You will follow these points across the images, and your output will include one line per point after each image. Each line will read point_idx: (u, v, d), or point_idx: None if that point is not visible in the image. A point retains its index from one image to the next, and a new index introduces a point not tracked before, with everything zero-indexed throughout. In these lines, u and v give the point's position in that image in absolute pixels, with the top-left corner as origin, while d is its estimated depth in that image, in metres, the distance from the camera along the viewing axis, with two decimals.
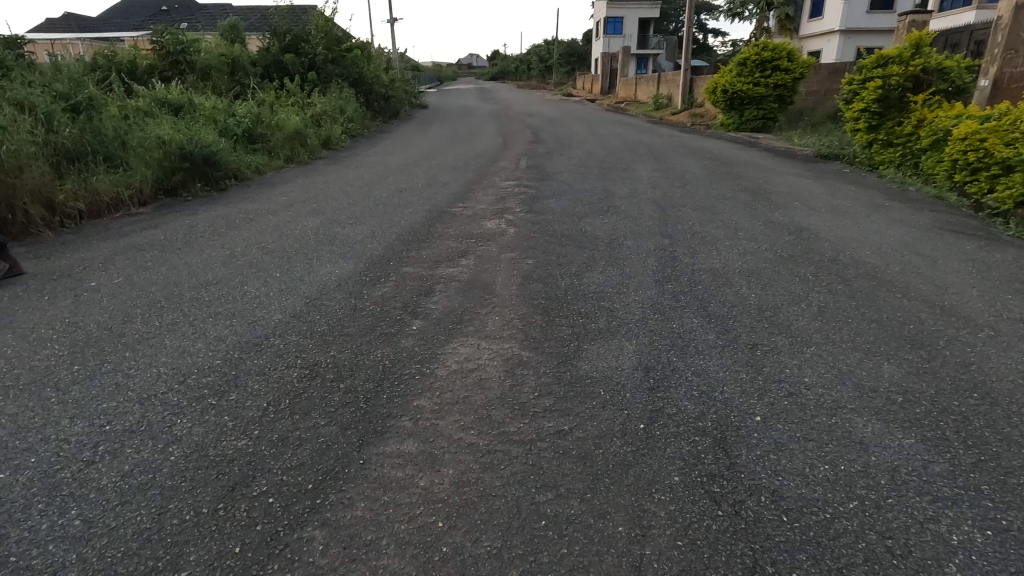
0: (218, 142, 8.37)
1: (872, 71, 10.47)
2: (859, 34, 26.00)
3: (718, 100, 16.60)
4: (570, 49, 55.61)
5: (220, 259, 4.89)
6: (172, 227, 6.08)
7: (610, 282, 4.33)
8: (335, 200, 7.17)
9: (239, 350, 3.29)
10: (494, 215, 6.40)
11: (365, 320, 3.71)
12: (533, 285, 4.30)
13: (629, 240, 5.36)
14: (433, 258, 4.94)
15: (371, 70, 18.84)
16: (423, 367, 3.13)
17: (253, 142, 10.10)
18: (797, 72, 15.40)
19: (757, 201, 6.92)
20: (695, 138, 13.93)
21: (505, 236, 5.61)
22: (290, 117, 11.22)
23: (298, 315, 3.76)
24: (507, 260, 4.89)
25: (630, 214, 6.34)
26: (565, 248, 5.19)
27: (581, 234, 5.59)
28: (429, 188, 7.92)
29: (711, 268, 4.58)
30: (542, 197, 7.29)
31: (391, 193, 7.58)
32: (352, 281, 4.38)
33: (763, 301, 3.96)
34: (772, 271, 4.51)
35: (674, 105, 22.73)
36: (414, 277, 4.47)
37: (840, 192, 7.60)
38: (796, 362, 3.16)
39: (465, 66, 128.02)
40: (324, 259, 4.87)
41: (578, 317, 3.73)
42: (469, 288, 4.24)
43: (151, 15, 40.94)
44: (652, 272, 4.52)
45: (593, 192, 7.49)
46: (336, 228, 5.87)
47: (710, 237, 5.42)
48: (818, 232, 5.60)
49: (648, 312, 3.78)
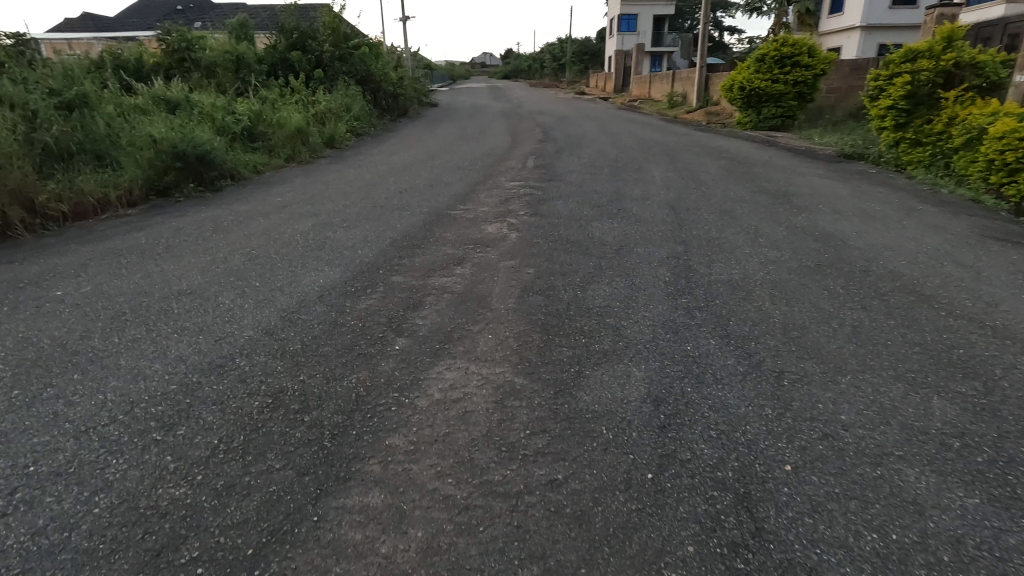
0: (213, 140, 8.09)
1: (900, 66, 9.91)
2: (881, 30, 25.24)
3: (735, 98, 16.07)
4: (583, 48, 55.10)
5: (199, 266, 4.57)
6: (158, 229, 5.79)
7: (617, 295, 3.93)
8: (331, 202, 6.84)
9: (198, 373, 2.95)
10: (496, 218, 6.02)
11: (343, 338, 3.35)
12: (533, 297, 3.92)
13: (639, 247, 4.95)
14: (427, 266, 4.58)
15: (380, 66, 18.55)
16: (401, 396, 2.76)
17: (253, 140, 9.81)
18: (818, 68, 14.88)
19: (779, 204, 6.47)
20: (711, 137, 13.43)
21: (506, 241, 5.23)
22: (292, 115, 10.94)
23: (272, 331, 3.42)
24: (506, 269, 4.51)
25: (642, 217, 5.93)
26: (570, 255, 4.79)
27: (588, 240, 5.19)
28: (431, 189, 7.56)
29: (730, 280, 4.16)
30: (548, 199, 6.90)
31: (390, 194, 7.23)
32: (336, 292, 4.03)
33: (789, 318, 3.54)
34: (798, 284, 4.08)
35: (689, 103, 22.17)
36: (403, 287, 4.11)
37: (867, 194, 7.12)
38: (831, 395, 2.74)
39: (478, 65, 127.75)
40: (309, 266, 4.53)
41: (579, 337, 3.34)
42: (463, 301, 3.86)
43: (166, 14, 41.13)
44: (664, 283, 4.12)
45: (603, 194, 7.06)
46: (327, 232, 5.53)
47: (728, 244, 4.99)
48: (846, 239, 5.15)
49: (659, 332, 3.38)
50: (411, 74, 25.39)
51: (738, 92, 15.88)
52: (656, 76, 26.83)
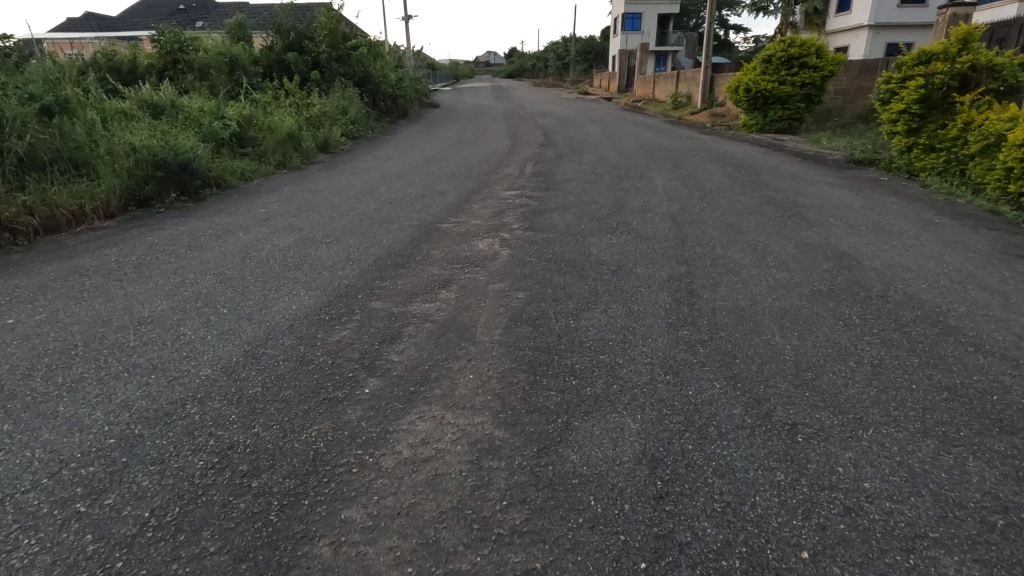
0: (198, 146, 7.80)
1: (913, 69, 9.54)
2: (889, 30, 24.80)
3: (741, 100, 15.71)
4: (587, 47, 54.75)
5: (167, 289, 4.29)
6: (132, 244, 5.51)
7: (612, 325, 3.61)
8: (317, 213, 6.54)
9: (141, 423, 2.65)
10: (488, 233, 5.71)
11: (309, 378, 3.04)
12: (521, 328, 3.60)
13: (639, 267, 4.63)
14: (410, 289, 4.28)
15: (379, 67, 18.26)
16: (364, 454, 2.45)
17: (243, 146, 9.53)
18: (826, 69, 14.49)
19: (787, 217, 6.13)
20: (716, 141, 13.08)
21: (496, 259, 4.92)
22: (284, 119, 10.65)
23: (232, 370, 3.11)
24: (494, 293, 4.20)
25: (642, 232, 5.60)
26: (563, 277, 4.47)
27: (584, 259, 4.87)
28: (423, 199, 7.25)
29: (736, 308, 3.83)
30: (544, 210, 6.59)
31: (379, 204, 6.93)
32: (308, 320, 3.72)
33: (801, 356, 3.21)
34: (809, 313, 3.75)
35: (693, 104, 21.79)
36: (382, 315, 3.81)
37: (880, 205, 6.77)
38: (851, 455, 2.41)
39: (483, 64, 127.61)
40: (283, 290, 4.23)
41: (568, 378, 3.02)
42: (444, 333, 3.55)
43: (168, 14, 40.94)
44: (664, 311, 3.80)
45: (602, 205, 6.74)
46: (308, 248, 5.24)
47: (733, 264, 4.66)
48: (860, 258, 4.82)
49: (657, 372, 3.06)
50: (412, 74, 25.10)
51: (744, 94, 15.53)
52: (660, 76, 26.44)
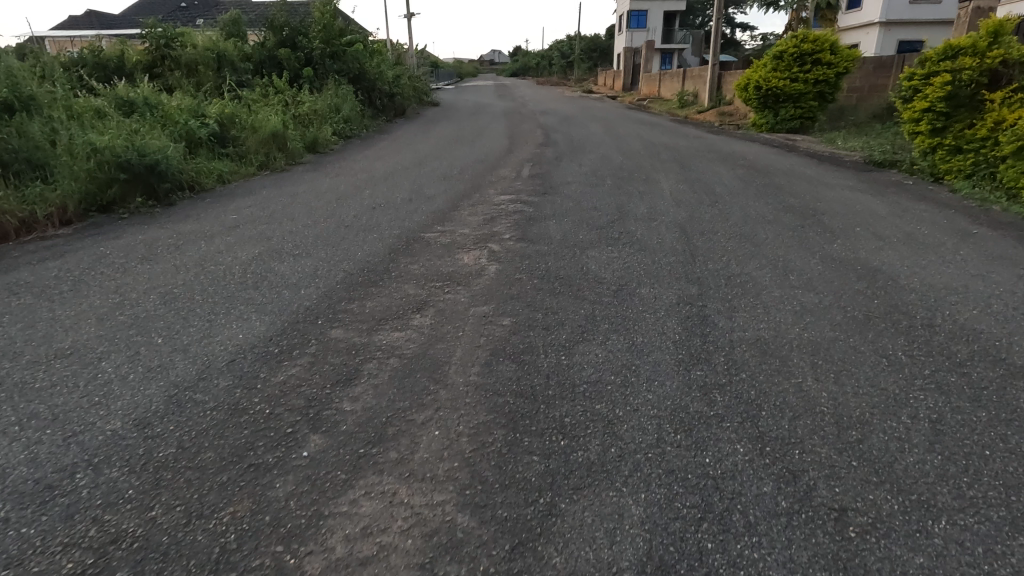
0: (169, 146, 7.26)
1: (938, 65, 8.89)
2: (901, 26, 24.07)
3: (751, 98, 15.08)
4: (593, 45, 54.08)
5: (101, 312, 3.73)
6: (80, 256, 4.95)
7: (611, 363, 3.04)
8: (290, 220, 5.98)
9: (11, 503, 2.10)
10: (476, 243, 5.15)
11: (236, 436, 2.47)
12: (503, 366, 3.03)
13: (642, 286, 4.06)
14: (379, 313, 3.71)
15: (375, 65, 17.67)
16: (286, 554, 1.89)
17: (223, 145, 8.98)
18: (840, 66, 13.82)
19: (807, 227, 5.53)
20: (724, 141, 12.46)
21: (482, 277, 4.35)
22: (269, 116, 10.11)
23: (146, 423, 2.55)
24: (475, 319, 3.63)
25: (647, 244, 5.02)
26: (556, 299, 3.90)
27: (581, 276, 4.30)
28: (409, 204, 6.69)
29: (757, 341, 3.25)
30: (539, 218, 6.01)
31: (361, 210, 6.36)
32: (252, 354, 3.15)
33: (841, 407, 2.63)
34: (845, 349, 3.16)
35: (700, 102, 21.15)
36: (342, 347, 3.25)
37: (909, 212, 6.16)
38: (924, 562, 1.83)
39: (487, 62, 127.03)
40: (234, 315, 3.67)
41: (556, 438, 2.45)
42: (411, 373, 2.99)
43: (170, 11, 40.46)
44: (674, 345, 3.22)
45: (603, 213, 6.15)
46: (273, 262, 4.68)
47: (751, 284, 4.08)
48: (895, 276, 4.23)
49: (666, 430, 2.48)
50: (412, 72, 24.49)
51: (754, 93, 14.90)
52: (666, 74, 25.72)
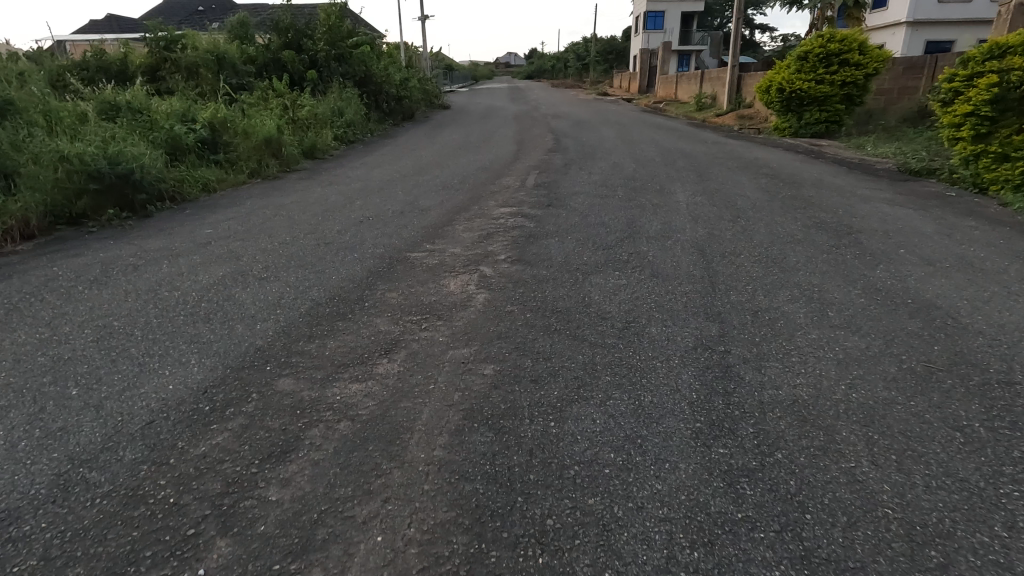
0: (148, 153, 6.81)
1: (983, 65, 8.11)
2: (929, 26, 23.06)
3: (773, 101, 14.34)
4: (609, 47, 53.39)
5: (22, 351, 3.22)
6: (28, 277, 4.47)
7: (612, 436, 2.44)
8: (268, 236, 5.46)
9: None
10: (467, 265, 4.59)
11: (121, 541, 1.91)
12: (477, 437, 2.45)
13: (653, 325, 3.46)
14: (339, 357, 3.15)
15: (382, 68, 17.23)
16: None
17: (212, 151, 8.54)
18: (870, 67, 13.01)
19: (844, 248, 4.87)
20: (745, 146, 11.76)
21: (468, 308, 3.79)
22: (264, 120, 9.67)
23: (14, 518, 2.01)
24: (451, 366, 3.05)
25: (659, 269, 4.42)
26: (550, 339, 3.31)
27: (582, 309, 3.72)
28: (400, 217, 6.15)
29: (793, 406, 2.63)
30: (540, 235, 5.42)
31: (346, 225, 5.82)
32: (177, 414, 2.61)
33: (910, 510, 2.01)
34: (905, 419, 2.53)
35: (719, 105, 20.39)
36: (286, 405, 2.69)
37: (958, 230, 5.46)
38: None
39: (503, 65, 126.93)
40: (171, 357, 3.15)
41: (532, 552, 1.86)
42: (363, 444, 2.42)
43: (187, 15, 40.76)
44: (690, 409, 2.61)
45: (612, 229, 5.53)
46: (236, 287, 4.16)
47: (782, 324, 3.45)
48: (955, 314, 3.57)
49: (680, 543, 1.88)
50: (423, 74, 24.06)
51: (777, 95, 14.15)
52: (683, 76, 24.99)
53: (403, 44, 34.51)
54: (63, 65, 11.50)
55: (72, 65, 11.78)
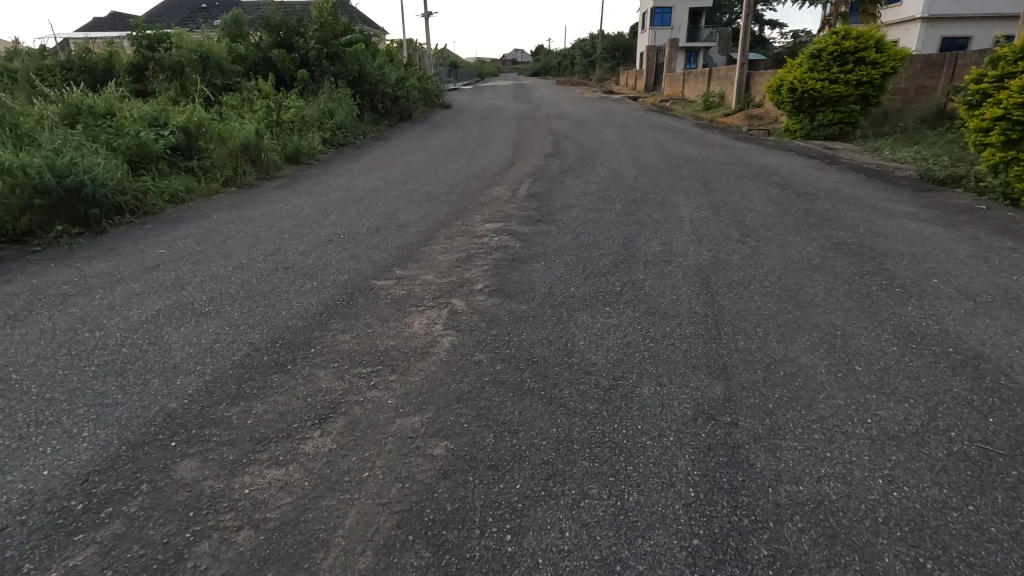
0: (103, 163, 6.29)
1: (1015, 65, 7.44)
2: (945, 22, 22.19)
3: (784, 101, 13.67)
4: (616, 43, 52.56)
5: None
6: None
7: (582, 560, 1.88)
8: (223, 259, 4.93)
9: None
10: (437, 298, 4.05)
11: None
12: (409, 561, 1.89)
13: (645, 382, 2.90)
14: (263, 427, 2.60)
15: (377, 67, 16.68)
16: None
17: (184, 157, 8.01)
18: (887, 65, 12.30)
19: (867, 278, 4.28)
20: (755, 150, 11.12)
21: (430, 356, 3.24)
22: (243, 124, 9.12)
23: None
24: (395, 442, 2.49)
25: (657, 303, 3.85)
26: (521, 403, 2.75)
27: (563, 359, 3.16)
28: (374, 235, 5.60)
29: (819, 512, 2.05)
30: (525, 257, 4.86)
31: (312, 244, 5.28)
32: (39, 518, 2.07)
33: None
34: (965, 536, 1.94)
35: (727, 104, 19.73)
36: (179, 503, 2.15)
37: (996, 254, 4.85)
38: None
39: (509, 62, 126.21)
40: (62, 425, 2.61)
41: None
42: (262, 569, 1.87)
43: (190, 12, 40.41)
44: (687, 517, 2.04)
45: (606, 251, 4.97)
46: (170, 326, 3.63)
47: (799, 383, 2.87)
48: (1009, 371, 2.97)
49: None
50: (423, 73, 23.51)
51: (788, 95, 13.49)
52: (691, 74, 24.31)
53: (405, 41, 33.97)
54: (43, 66, 11.03)
55: (55, 66, 11.30)
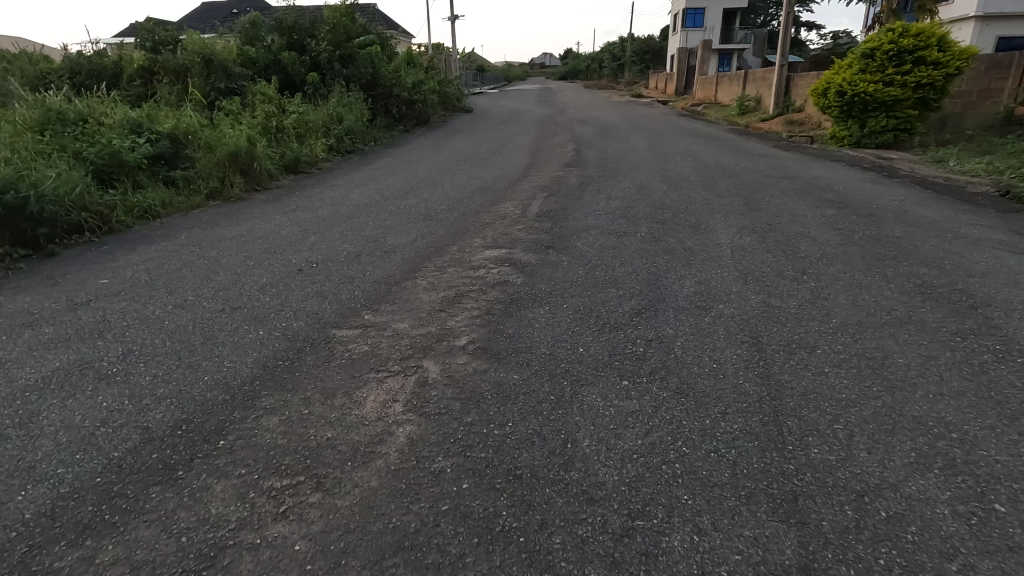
0: (58, 176, 5.61)
1: None
2: (1002, 20, 20.45)
3: (831, 105, 12.44)
4: (647, 46, 51.20)
5: None
6: None
7: None
8: (168, 294, 4.14)
9: None
10: (406, 359, 3.17)
11: None
12: None
13: (678, 527, 1.96)
14: None
15: (393, 70, 15.97)
16: None
17: (166, 167, 7.34)
18: (951, 66, 11.02)
19: (974, 340, 3.24)
20: (800, 161, 9.96)
21: (377, 459, 2.35)
22: (235, 130, 8.43)
23: None
24: None
25: (691, 377, 2.89)
26: (487, 562, 1.84)
27: (558, 474, 2.23)
28: (352, 263, 4.75)
29: None
30: (527, 299, 3.95)
31: (278, 276, 4.47)
32: None
33: None
34: None
35: (764, 109, 18.46)
36: None
37: None
38: None
39: (537, 66, 125.72)
40: None
41: None
42: None
43: (221, 18, 40.56)
44: None
45: (628, 291, 4.02)
46: (60, 395, 2.83)
47: (912, 538, 1.89)
48: None
49: None
50: (445, 76, 22.76)
51: (836, 99, 12.26)
52: (725, 76, 23.06)
53: (430, 44, 33.32)
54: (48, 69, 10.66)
55: (61, 69, 10.97)
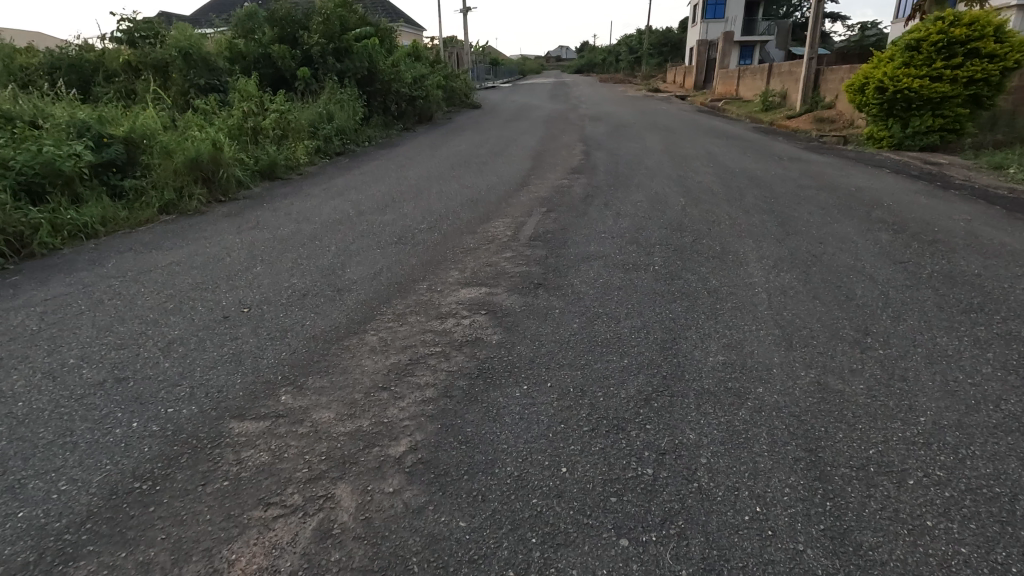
0: None
1: None
2: None
3: (868, 103, 11.24)
4: (665, 38, 49.64)
5: None
6: None
7: None
8: (47, 353, 3.27)
9: None
10: (313, 480, 2.24)
11: None
12: None
13: None
14: None
15: (392, 64, 14.99)
16: None
17: (114, 175, 6.50)
18: (1010, 58, 9.79)
19: None
20: (837, 166, 8.83)
21: None
22: (199, 133, 7.56)
23: None
24: None
25: (724, 537, 1.91)
26: None
27: None
28: (293, 307, 3.84)
29: None
30: (500, 371, 2.98)
31: (194, 327, 3.57)
32: None
33: None
34: None
35: (790, 105, 17.17)
36: None
37: None
38: None
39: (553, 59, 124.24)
40: None
41: None
42: None
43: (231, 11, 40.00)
44: None
45: (635, 361, 3.03)
46: None
47: None
48: None
49: None
50: (452, 69, 21.74)
51: (875, 96, 11.06)
52: (748, 70, 21.76)
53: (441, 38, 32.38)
54: (18, 62, 9.90)
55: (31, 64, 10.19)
